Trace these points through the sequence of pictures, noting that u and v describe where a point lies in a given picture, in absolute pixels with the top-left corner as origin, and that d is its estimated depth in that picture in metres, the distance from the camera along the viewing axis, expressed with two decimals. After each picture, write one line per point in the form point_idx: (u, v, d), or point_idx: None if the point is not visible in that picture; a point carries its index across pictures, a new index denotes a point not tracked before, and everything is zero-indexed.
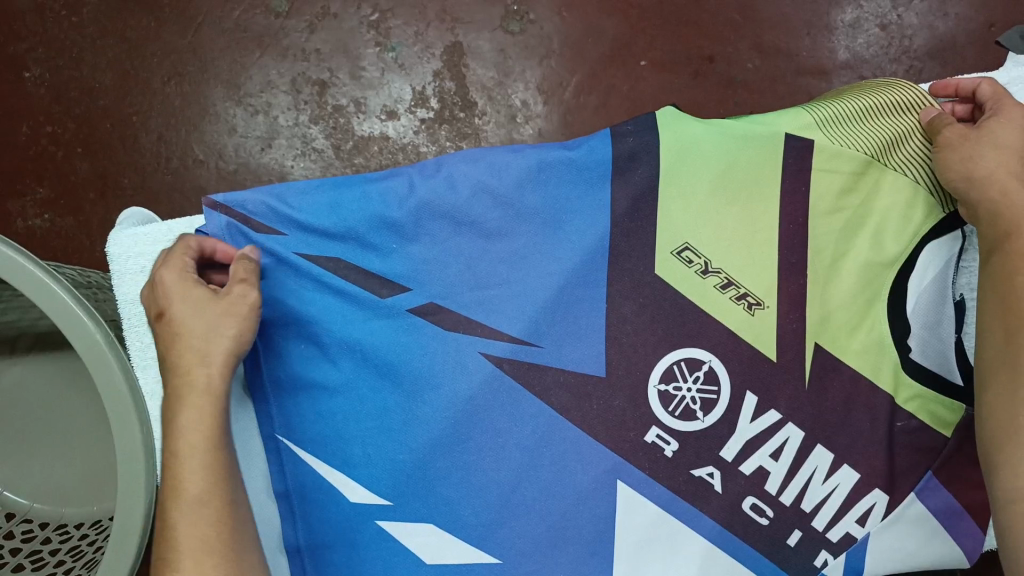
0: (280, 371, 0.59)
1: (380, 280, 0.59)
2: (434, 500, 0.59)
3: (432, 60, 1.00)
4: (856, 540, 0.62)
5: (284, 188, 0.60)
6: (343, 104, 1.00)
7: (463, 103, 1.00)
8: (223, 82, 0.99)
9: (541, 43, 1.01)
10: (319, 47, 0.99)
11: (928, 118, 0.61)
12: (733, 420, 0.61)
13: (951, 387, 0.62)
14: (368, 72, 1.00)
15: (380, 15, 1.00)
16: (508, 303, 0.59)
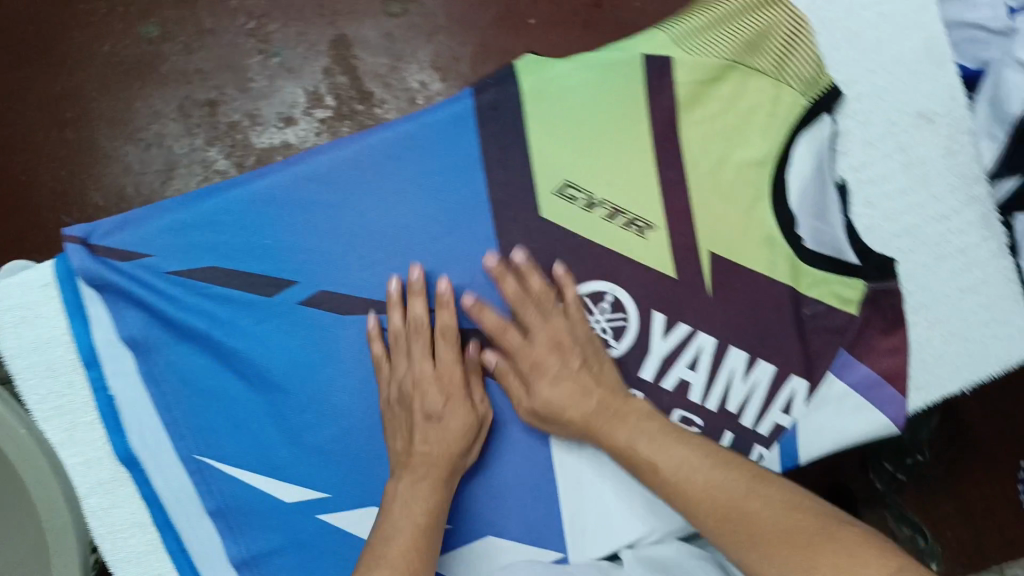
0: (181, 392, 0.59)
1: (264, 280, 0.58)
2: (369, 481, 0.61)
3: (319, 58, 0.99)
4: (785, 429, 0.64)
5: (136, 216, 0.57)
6: (237, 119, 0.98)
7: (358, 95, 0.99)
8: (109, 121, 0.97)
9: (425, 20, 1.00)
10: (200, 66, 0.98)
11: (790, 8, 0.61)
12: (646, 341, 0.62)
13: (848, 267, 0.63)
14: (256, 82, 0.98)
15: (256, 22, 0.99)
16: (398, 275, 0.59)
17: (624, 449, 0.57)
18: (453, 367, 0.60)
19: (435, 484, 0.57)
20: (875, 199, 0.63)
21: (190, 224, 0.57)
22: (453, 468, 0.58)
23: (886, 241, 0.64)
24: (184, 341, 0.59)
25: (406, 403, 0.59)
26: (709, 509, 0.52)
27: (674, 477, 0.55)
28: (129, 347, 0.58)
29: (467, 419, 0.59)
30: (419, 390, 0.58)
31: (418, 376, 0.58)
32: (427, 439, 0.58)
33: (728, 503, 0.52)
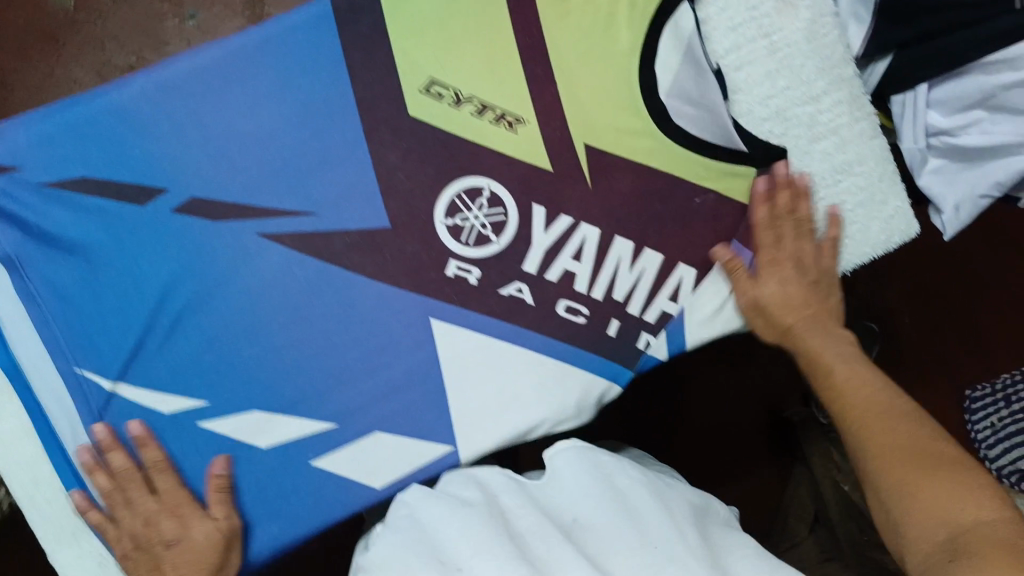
0: (57, 307, 0.59)
1: (135, 190, 0.59)
2: (255, 386, 0.62)
3: (233, 18, 0.99)
4: (671, 316, 0.65)
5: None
6: None
7: None
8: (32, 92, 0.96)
9: None
10: (115, 31, 0.96)
11: None
12: (527, 235, 0.63)
13: (734, 152, 0.63)
14: (172, 45, 0.97)
15: None
16: (269, 179, 0.60)
17: (813, 351, 0.62)
18: (210, 530, 0.60)
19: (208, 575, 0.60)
20: (743, 84, 0.65)
21: (56, 133, 0.58)
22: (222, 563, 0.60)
23: (759, 125, 0.64)
24: (56, 255, 0.59)
25: (143, 547, 0.60)
26: (870, 428, 0.56)
27: (844, 384, 0.60)
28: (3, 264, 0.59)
29: (208, 529, 0.60)
30: (150, 526, 0.60)
31: (161, 540, 0.60)
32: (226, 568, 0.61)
33: (860, 433, 0.56)
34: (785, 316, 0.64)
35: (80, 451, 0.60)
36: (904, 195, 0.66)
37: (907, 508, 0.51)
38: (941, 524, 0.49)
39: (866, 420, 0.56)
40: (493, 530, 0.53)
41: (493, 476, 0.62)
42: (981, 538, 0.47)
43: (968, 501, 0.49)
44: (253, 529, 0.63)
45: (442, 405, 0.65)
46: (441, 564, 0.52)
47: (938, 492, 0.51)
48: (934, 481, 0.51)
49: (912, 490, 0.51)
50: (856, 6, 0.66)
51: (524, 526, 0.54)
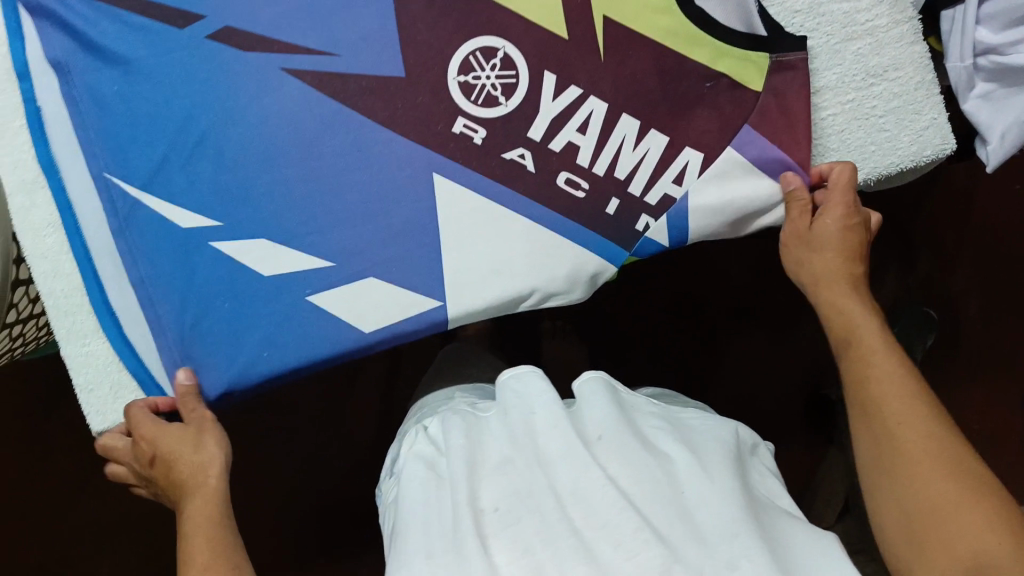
0: (96, 114, 0.64)
1: (175, 13, 0.63)
2: (261, 215, 0.64)
3: None
4: (674, 201, 0.64)
5: None
6: None
7: None
8: None
9: None
10: None
11: None
12: (534, 100, 0.63)
13: (758, 41, 0.63)
14: None
15: None
16: (298, 17, 0.63)
17: (831, 303, 0.64)
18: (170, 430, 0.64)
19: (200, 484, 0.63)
20: None
21: None
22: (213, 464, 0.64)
23: (789, 17, 0.64)
24: (101, 67, 0.64)
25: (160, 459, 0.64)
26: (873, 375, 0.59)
27: (857, 335, 0.62)
28: (55, 70, 0.64)
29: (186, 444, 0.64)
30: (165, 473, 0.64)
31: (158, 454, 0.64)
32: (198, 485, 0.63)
33: (863, 403, 0.59)
34: (817, 272, 0.66)
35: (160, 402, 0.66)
36: (941, 107, 0.64)
37: (898, 485, 0.55)
38: (922, 494, 0.53)
39: (880, 384, 0.58)
40: (527, 459, 0.60)
41: (543, 382, 0.67)
42: (939, 523, 0.51)
43: (947, 494, 0.52)
44: (243, 352, 0.65)
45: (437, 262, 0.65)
46: (477, 474, 0.60)
47: (923, 465, 0.54)
48: (917, 441, 0.55)
49: (902, 441, 0.55)
50: None
51: (549, 451, 0.60)
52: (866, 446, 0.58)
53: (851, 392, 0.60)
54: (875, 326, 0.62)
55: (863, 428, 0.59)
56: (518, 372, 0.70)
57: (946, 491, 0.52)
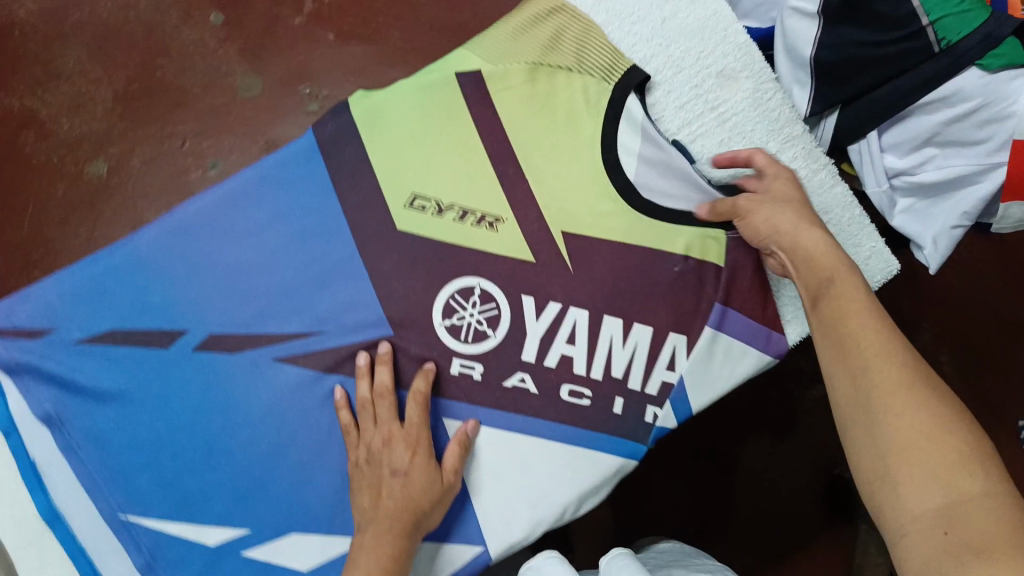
0: (95, 451, 0.64)
1: (159, 334, 0.64)
2: (283, 508, 0.64)
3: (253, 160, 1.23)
4: (674, 385, 0.66)
5: (41, 293, 0.65)
6: None
7: None
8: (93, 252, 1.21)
9: None
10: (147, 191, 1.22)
11: (588, 38, 0.68)
12: (520, 324, 0.66)
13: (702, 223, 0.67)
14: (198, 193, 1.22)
15: (189, 143, 1.23)
16: (278, 306, 0.65)
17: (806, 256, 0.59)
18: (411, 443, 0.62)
19: (398, 539, 0.59)
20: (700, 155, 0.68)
21: (83, 291, 0.65)
22: (416, 518, 0.60)
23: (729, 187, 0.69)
24: (94, 407, 0.64)
25: (374, 459, 0.62)
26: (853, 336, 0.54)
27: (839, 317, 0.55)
28: (47, 422, 0.64)
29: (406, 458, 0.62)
30: (388, 446, 0.62)
31: (392, 468, 0.61)
32: (417, 501, 0.61)
33: (852, 375, 0.53)
34: (801, 245, 0.60)
35: (382, 344, 0.64)
36: (877, 235, 0.67)
37: (883, 455, 0.49)
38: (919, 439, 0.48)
39: (868, 351, 0.52)
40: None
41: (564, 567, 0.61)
42: (917, 462, 0.47)
43: (945, 460, 0.47)
44: None
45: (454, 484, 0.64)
46: None
47: (918, 434, 0.48)
48: (908, 419, 0.49)
49: (896, 419, 0.49)
50: (795, 72, 0.70)
51: None
52: (850, 408, 0.53)
53: (839, 356, 0.54)
54: (862, 303, 0.55)
55: (851, 399, 0.52)
56: (541, 560, 0.63)
57: (948, 457, 0.47)
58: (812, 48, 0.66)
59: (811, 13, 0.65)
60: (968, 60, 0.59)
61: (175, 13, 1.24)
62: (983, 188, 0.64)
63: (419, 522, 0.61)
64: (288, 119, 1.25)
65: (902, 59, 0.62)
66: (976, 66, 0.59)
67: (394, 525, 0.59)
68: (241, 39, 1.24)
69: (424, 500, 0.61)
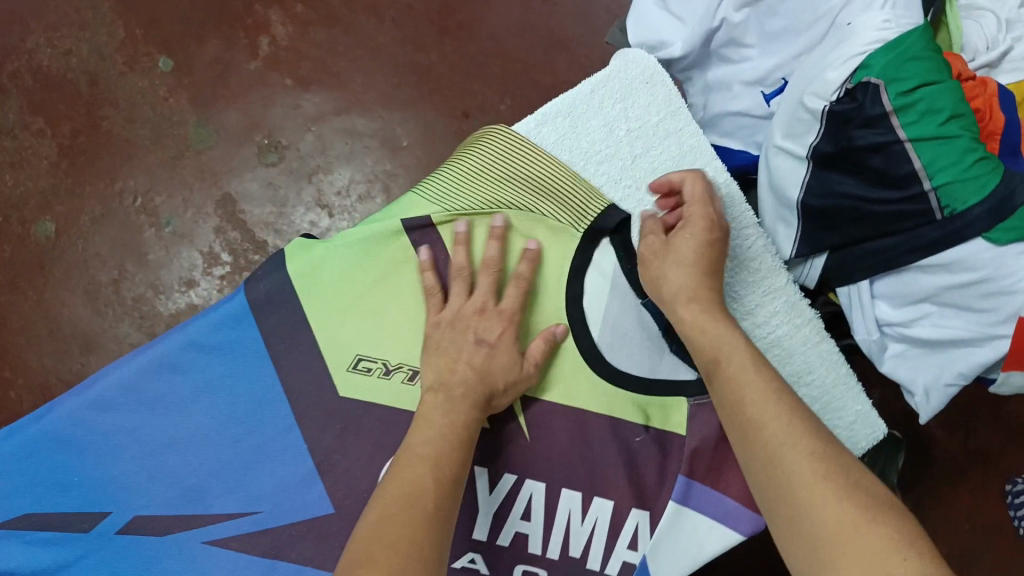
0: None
1: (80, 515, 0.60)
2: None
3: (209, 218, 1.11)
4: (636, 566, 0.60)
5: None
6: (141, 292, 1.10)
7: (252, 244, 1.11)
8: (39, 319, 1.10)
9: (301, 163, 1.12)
10: (99, 250, 1.11)
11: (546, 177, 0.62)
12: (472, 499, 0.60)
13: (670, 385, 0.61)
14: (153, 255, 1.10)
15: (144, 199, 1.12)
16: (209, 484, 0.60)
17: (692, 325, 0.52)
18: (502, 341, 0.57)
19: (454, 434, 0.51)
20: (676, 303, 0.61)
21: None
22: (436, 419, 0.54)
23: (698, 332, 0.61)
24: None
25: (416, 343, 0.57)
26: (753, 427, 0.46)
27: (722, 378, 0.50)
28: None
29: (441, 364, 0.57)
30: (479, 316, 0.57)
31: (478, 336, 0.56)
32: (493, 378, 0.55)
33: (761, 466, 0.45)
34: None
35: (460, 225, 0.60)
36: (863, 397, 0.61)
37: (812, 551, 0.41)
38: (834, 515, 0.41)
39: (768, 434, 0.45)
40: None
41: None
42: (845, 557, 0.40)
43: (874, 545, 0.39)
44: None
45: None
46: None
47: (842, 523, 0.41)
48: (826, 507, 0.41)
49: (814, 510, 0.42)
50: (779, 209, 0.63)
51: None
52: (769, 502, 0.45)
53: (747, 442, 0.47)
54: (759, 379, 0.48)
55: (771, 498, 0.45)
56: None
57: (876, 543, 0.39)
58: (798, 192, 0.59)
59: (800, 156, 0.58)
60: (976, 231, 0.52)
61: (121, 59, 1.14)
62: (983, 355, 0.57)
63: (491, 403, 0.54)
64: (243, 173, 1.12)
65: (897, 218, 0.55)
66: (982, 237, 0.52)
67: (470, 396, 0.53)
68: (189, 89, 1.14)
69: (500, 379, 0.55)
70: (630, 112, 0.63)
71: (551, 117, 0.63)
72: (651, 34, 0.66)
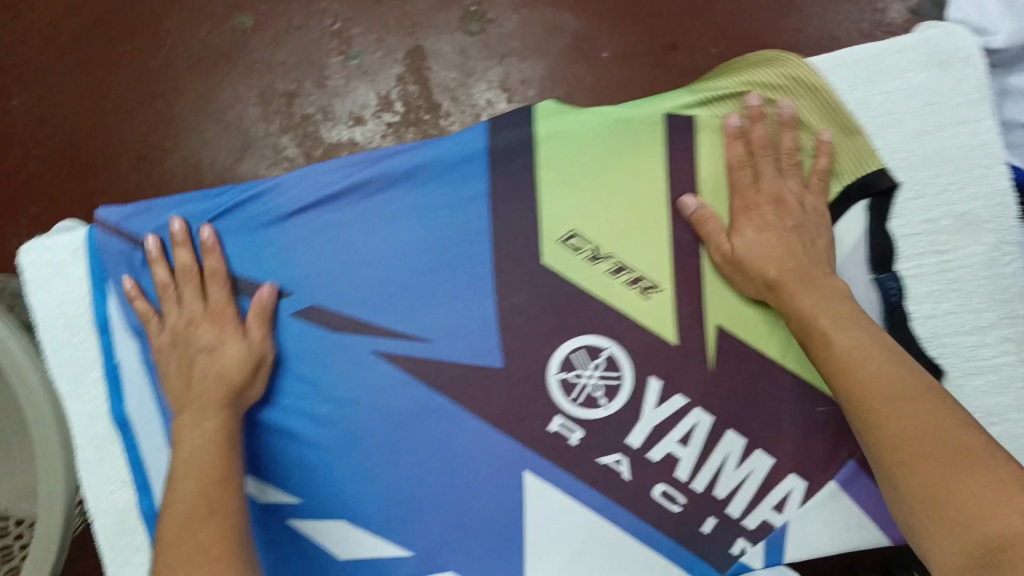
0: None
1: (264, 287, 0.59)
2: (344, 497, 0.61)
3: (394, 65, 0.91)
4: (774, 528, 0.61)
5: (161, 202, 0.60)
6: (310, 113, 0.91)
7: (427, 104, 0.90)
8: (194, 99, 0.91)
9: (501, 42, 0.91)
10: (285, 59, 0.91)
11: (830, 122, 0.60)
12: (636, 405, 0.60)
13: None
14: (331, 79, 0.90)
15: (340, 24, 0.91)
16: (391, 302, 0.60)
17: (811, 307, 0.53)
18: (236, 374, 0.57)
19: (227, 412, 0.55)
20: (914, 292, 0.60)
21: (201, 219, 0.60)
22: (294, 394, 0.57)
23: (923, 327, 0.60)
24: None
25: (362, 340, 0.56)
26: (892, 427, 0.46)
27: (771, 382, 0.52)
28: (134, 335, 0.60)
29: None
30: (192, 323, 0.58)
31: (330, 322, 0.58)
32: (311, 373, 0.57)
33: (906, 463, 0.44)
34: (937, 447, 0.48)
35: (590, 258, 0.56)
36: None
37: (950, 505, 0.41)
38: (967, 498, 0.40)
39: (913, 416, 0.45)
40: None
41: None
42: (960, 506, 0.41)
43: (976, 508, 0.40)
44: None
45: (495, 512, 0.61)
46: None
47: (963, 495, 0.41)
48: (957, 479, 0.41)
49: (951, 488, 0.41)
50: None
51: None
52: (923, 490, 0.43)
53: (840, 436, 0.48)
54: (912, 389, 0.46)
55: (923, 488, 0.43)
56: None
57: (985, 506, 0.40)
58: None
59: None
60: None
61: None
62: None
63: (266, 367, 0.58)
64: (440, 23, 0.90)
65: None
66: None
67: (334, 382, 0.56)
68: None
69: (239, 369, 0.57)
70: (935, 86, 0.60)
71: (847, 62, 0.61)
72: (984, 17, 0.64)
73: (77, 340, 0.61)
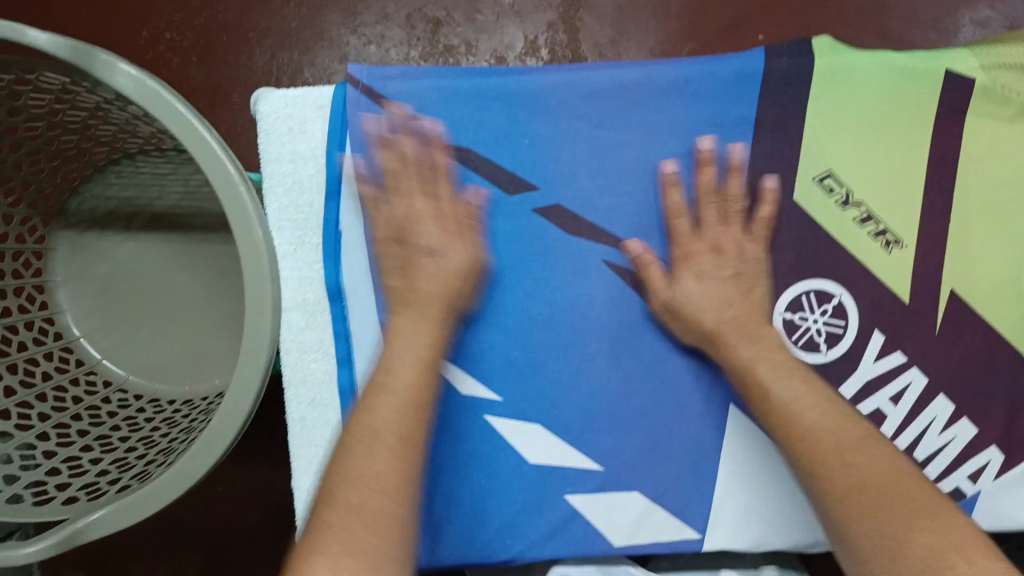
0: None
1: (510, 177, 0.60)
2: (546, 404, 0.60)
3: (548, 11, 0.90)
4: (965, 496, 0.60)
5: (420, 74, 0.60)
6: (454, 44, 0.89)
7: (573, 58, 0.90)
8: (340, 8, 0.90)
9: (658, 6, 0.91)
10: None
11: None
12: (856, 355, 0.59)
13: None
14: (483, 15, 0.90)
15: None
16: (634, 214, 0.60)
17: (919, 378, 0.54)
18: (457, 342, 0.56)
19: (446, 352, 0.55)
20: None
21: (463, 95, 0.59)
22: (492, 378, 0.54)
23: None
24: None
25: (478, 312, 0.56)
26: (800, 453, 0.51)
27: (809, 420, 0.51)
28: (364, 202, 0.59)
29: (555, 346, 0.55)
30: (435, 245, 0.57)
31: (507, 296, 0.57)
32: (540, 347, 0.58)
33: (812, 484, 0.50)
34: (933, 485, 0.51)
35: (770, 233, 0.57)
36: None
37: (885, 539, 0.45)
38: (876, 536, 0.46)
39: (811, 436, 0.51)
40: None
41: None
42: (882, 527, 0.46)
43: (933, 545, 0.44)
44: (482, 531, 0.60)
45: (695, 446, 0.60)
46: None
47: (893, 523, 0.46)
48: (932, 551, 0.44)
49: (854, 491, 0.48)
50: None
51: None
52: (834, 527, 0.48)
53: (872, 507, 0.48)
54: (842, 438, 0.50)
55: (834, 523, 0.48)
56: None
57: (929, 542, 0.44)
58: None
59: None
60: None
61: None
62: None
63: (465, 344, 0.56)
64: None
65: None
66: None
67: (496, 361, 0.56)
68: None
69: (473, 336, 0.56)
70: None
71: None
72: None
73: (302, 197, 0.59)
